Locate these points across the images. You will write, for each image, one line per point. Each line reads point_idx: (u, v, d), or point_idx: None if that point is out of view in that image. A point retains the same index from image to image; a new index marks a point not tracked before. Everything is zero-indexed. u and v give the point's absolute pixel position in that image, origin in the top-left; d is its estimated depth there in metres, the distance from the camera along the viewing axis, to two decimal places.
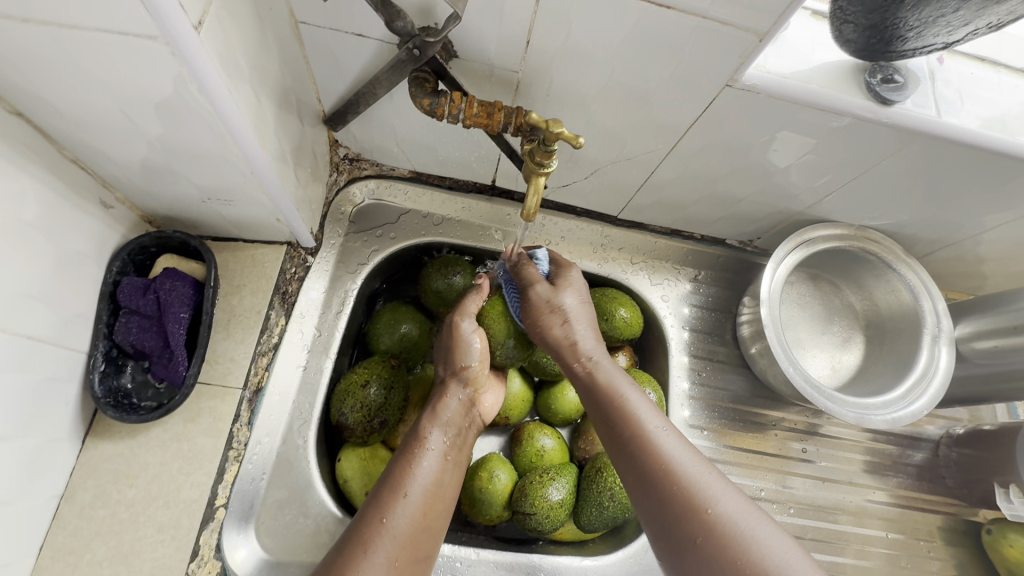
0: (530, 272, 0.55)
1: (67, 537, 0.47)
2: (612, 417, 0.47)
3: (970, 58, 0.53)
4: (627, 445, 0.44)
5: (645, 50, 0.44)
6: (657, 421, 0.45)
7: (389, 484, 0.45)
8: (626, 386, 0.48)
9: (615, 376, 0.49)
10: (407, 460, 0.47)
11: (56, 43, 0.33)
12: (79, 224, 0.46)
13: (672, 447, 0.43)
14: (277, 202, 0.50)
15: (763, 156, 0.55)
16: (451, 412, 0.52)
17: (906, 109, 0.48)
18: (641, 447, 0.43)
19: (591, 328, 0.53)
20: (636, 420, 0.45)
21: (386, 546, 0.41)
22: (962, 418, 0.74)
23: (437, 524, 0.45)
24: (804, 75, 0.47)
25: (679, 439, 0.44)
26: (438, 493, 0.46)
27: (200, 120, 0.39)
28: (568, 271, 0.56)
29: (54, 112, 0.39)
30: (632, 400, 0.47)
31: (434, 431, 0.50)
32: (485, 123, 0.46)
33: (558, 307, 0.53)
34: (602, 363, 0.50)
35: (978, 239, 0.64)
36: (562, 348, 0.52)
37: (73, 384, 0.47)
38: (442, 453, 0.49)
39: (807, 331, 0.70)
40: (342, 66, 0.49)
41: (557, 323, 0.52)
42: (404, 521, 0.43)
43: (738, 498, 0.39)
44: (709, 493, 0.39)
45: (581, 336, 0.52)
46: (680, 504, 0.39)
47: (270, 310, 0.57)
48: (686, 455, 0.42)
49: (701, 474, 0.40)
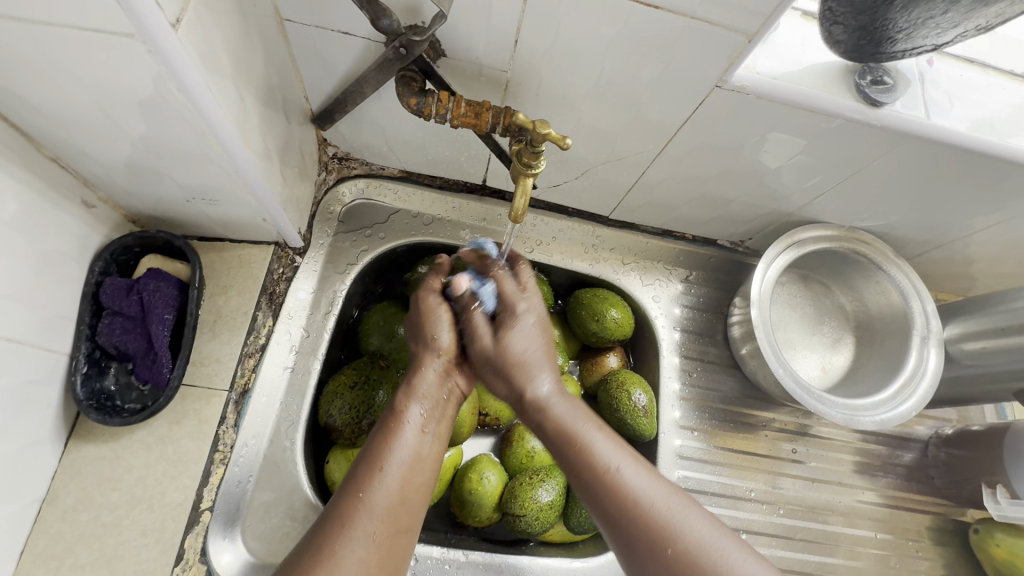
0: (478, 322, 0.50)
1: (49, 541, 0.46)
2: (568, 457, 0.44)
3: (960, 59, 0.53)
4: (587, 484, 0.42)
5: (634, 50, 0.43)
6: (613, 456, 0.43)
7: (365, 458, 0.43)
8: (583, 423, 0.45)
9: (568, 414, 0.46)
10: (384, 433, 0.45)
11: (30, 40, 0.32)
12: (59, 224, 0.46)
13: (636, 479, 0.41)
14: (263, 202, 0.50)
15: (754, 157, 0.55)
16: (428, 385, 0.48)
17: (896, 110, 0.47)
18: (605, 493, 0.41)
19: (542, 352, 0.50)
20: (596, 459, 0.42)
21: (365, 523, 0.39)
22: (950, 419, 0.74)
23: (417, 497, 0.43)
24: (794, 76, 0.46)
25: (642, 470, 0.42)
26: (417, 466, 0.44)
27: (181, 119, 0.38)
28: (516, 313, 0.50)
29: (31, 110, 0.38)
30: (593, 440, 0.44)
31: (413, 406, 0.46)
32: (473, 123, 0.46)
33: (506, 347, 0.49)
34: (555, 398, 0.47)
35: (967, 241, 0.64)
36: (517, 402, 0.49)
37: (54, 386, 0.47)
38: (421, 426, 0.46)
39: (798, 332, 0.70)
40: (329, 65, 0.48)
41: (502, 383, 0.49)
42: (382, 497, 0.41)
43: (708, 525, 0.39)
44: (678, 522, 0.39)
45: (533, 355, 0.49)
46: (649, 535, 0.39)
47: (257, 311, 0.56)
48: (653, 487, 0.41)
49: (670, 504, 0.40)
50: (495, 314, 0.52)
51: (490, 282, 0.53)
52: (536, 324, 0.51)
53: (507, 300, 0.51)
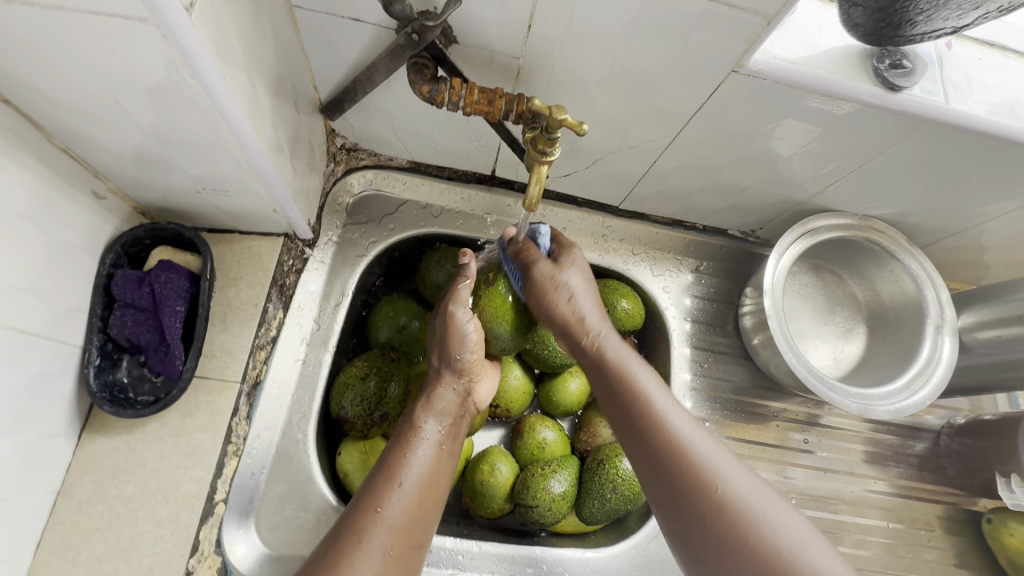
0: (542, 271, 0.51)
1: (65, 533, 0.46)
2: (617, 397, 0.46)
3: (978, 42, 0.52)
4: (633, 421, 0.44)
5: (649, 34, 0.43)
6: (662, 398, 0.45)
7: (382, 471, 0.45)
8: (634, 362, 0.48)
9: (620, 352, 0.49)
10: (400, 446, 0.47)
11: (43, 26, 0.31)
12: (70, 215, 0.45)
13: (681, 423, 0.43)
14: (273, 193, 0.49)
15: (768, 144, 0.54)
16: (445, 402, 0.51)
17: (915, 95, 0.47)
18: (651, 431, 0.43)
19: (591, 304, 0.51)
20: (646, 397, 0.45)
21: (381, 536, 0.40)
22: (962, 408, 0.74)
23: (431, 512, 0.44)
24: (811, 60, 0.46)
25: (686, 416, 0.44)
26: (432, 481, 0.45)
27: (193, 107, 0.38)
28: (563, 269, 0.51)
29: (43, 100, 0.38)
30: (641, 380, 0.46)
31: (428, 419, 0.49)
32: (486, 111, 0.45)
33: (555, 279, 0.51)
34: (606, 342, 0.49)
35: (982, 229, 0.63)
36: (567, 330, 0.50)
37: (67, 379, 0.47)
38: (437, 441, 0.48)
39: (809, 322, 0.70)
40: (339, 53, 0.48)
41: (560, 302, 0.50)
42: (398, 510, 0.42)
43: (751, 477, 0.40)
44: (722, 469, 0.40)
45: (584, 312, 0.50)
46: (691, 478, 0.40)
47: (268, 303, 0.56)
48: (693, 429, 0.43)
49: (712, 449, 0.41)
50: (552, 253, 0.54)
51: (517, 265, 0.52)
52: (581, 286, 0.51)
53: (543, 272, 0.51)
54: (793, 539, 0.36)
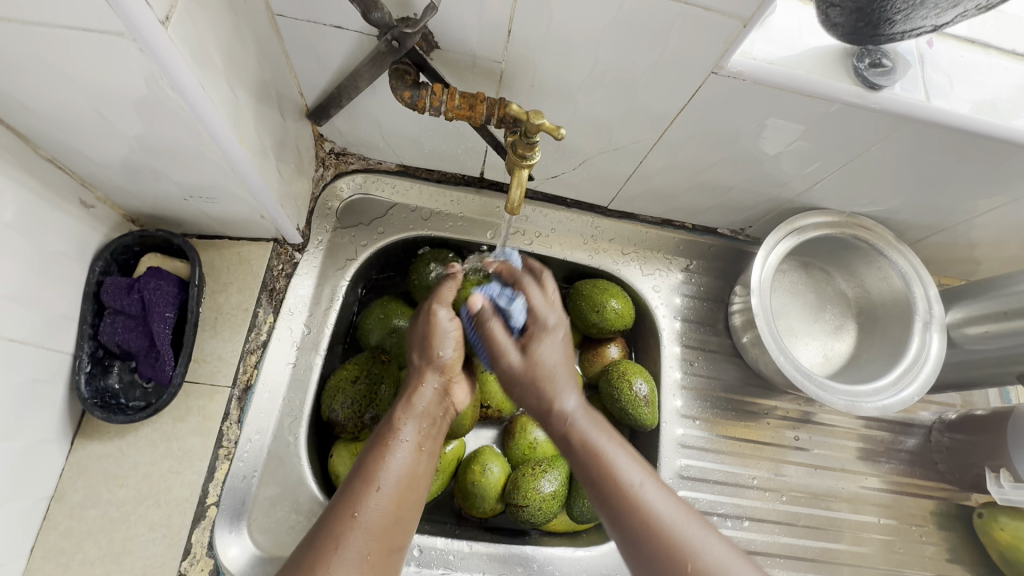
0: (497, 334, 0.50)
1: (59, 537, 0.47)
2: (590, 474, 0.44)
3: (960, 39, 0.52)
4: (607, 497, 0.43)
5: (629, 37, 0.43)
6: (636, 473, 0.44)
7: (358, 476, 0.44)
8: (604, 439, 0.46)
9: (591, 431, 0.47)
10: (378, 450, 0.45)
11: (22, 42, 0.32)
12: (59, 225, 0.46)
13: (657, 500, 0.42)
14: (260, 199, 0.50)
15: (752, 143, 0.54)
16: (424, 401, 0.50)
17: (895, 94, 0.47)
18: (626, 510, 0.42)
19: (567, 371, 0.49)
20: (619, 479, 0.43)
21: (356, 541, 0.40)
22: (954, 404, 0.74)
23: (408, 516, 0.44)
24: (791, 60, 0.46)
25: (661, 489, 0.43)
26: (410, 484, 0.45)
27: (175, 117, 0.38)
28: (540, 334, 0.50)
29: (28, 114, 0.38)
30: (615, 459, 0.44)
31: (407, 423, 0.48)
32: (467, 116, 0.46)
33: (539, 363, 0.49)
34: (579, 414, 0.48)
35: (970, 225, 0.63)
36: (544, 412, 0.49)
37: (59, 386, 0.47)
38: (416, 445, 0.47)
39: (799, 319, 0.70)
40: (323, 60, 0.48)
41: (532, 394, 0.49)
42: (375, 514, 0.42)
43: (722, 544, 0.41)
44: (695, 542, 0.40)
45: (559, 370, 0.49)
46: (669, 560, 0.40)
47: (257, 308, 0.57)
48: (671, 506, 0.42)
49: (686, 522, 0.41)
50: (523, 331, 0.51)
51: (519, 296, 0.52)
52: (558, 349, 0.50)
53: (535, 311, 0.51)
54: None
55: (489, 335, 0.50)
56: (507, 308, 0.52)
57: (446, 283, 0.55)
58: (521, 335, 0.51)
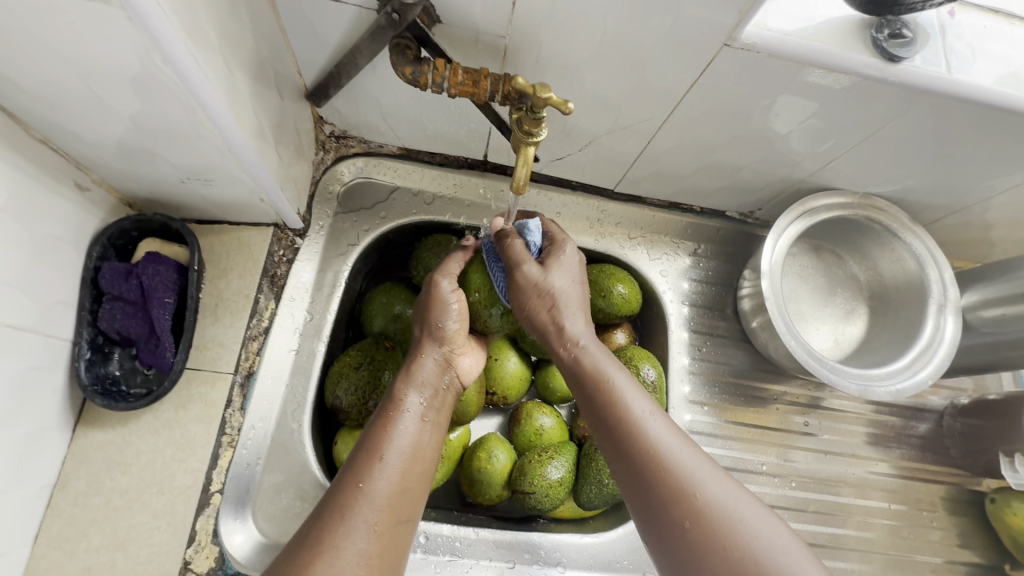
0: (517, 248, 0.50)
1: (63, 525, 0.47)
2: (590, 392, 0.45)
3: (983, 10, 0.50)
4: (612, 430, 0.43)
5: (638, 9, 0.41)
6: (641, 405, 0.43)
7: (364, 449, 0.43)
8: (612, 367, 0.46)
9: (600, 356, 0.47)
10: (383, 422, 0.45)
11: (5, 13, 0.31)
12: (54, 209, 0.45)
13: (659, 431, 0.42)
14: (259, 181, 0.49)
15: (764, 122, 0.52)
16: (426, 372, 0.49)
17: (915, 66, 0.45)
18: (627, 431, 0.42)
19: (579, 296, 0.51)
20: (624, 404, 0.43)
21: (366, 512, 0.39)
22: (966, 388, 0.73)
23: (417, 488, 0.43)
24: (807, 32, 0.44)
25: (665, 423, 0.42)
26: (416, 455, 0.44)
27: (169, 94, 0.37)
28: (562, 247, 0.52)
29: (16, 91, 0.37)
30: (618, 383, 0.45)
31: (411, 393, 0.47)
32: (471, 92, 0.44)
33: (548, 282, 0.49)
34: (588, 340, 0.49)
35: (986, 205, 0.62)
36: (553, 334, 0.49)
37: (58, 373, 0.46)
38: (421, 415, 0.46)
39: (809, 303, 0.69)
40: (321, 37, 0.47)
41: (545, 307, 0.49)
42: (383, 485, 0.41)
43: (726, 481, 0.39)
44: (698, 479, 0.39)
45: (569, 295, 0.50)
46: (664, 486, 0.39)
47: (259, 293, 0.56)
48: (673, 437, 0.41)
49: (690, 459, 0.40)
50: (540, 253, 0.52)
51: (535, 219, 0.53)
52: (571, 286, 0.51)
53: (556, 236, 0.53)
54: (768, 545, 0.36)
55: (510, 252, 0.50)
56: (525, 228, 0.52)
57: (454, 254, 0.54)
58: (539, 258, 0.52)
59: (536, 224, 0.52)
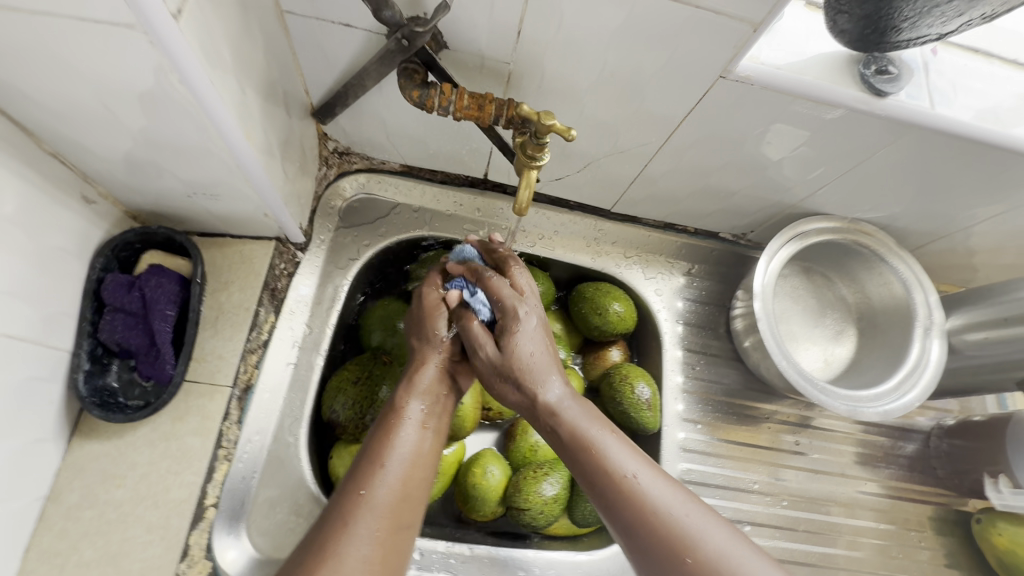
0: (474, 330, 0.50)
1: (54, 538, 0.46)
2: (585, 472, 0.43)
3: (963, 48, 0.53)
4: (603, 494, 0.41)
5: (637, 41, 0.43)
6: (630, 464, 0.42)
7: (365, 456, 0.43)
8: (597, 430, 0.44)
9: (581, 419, 0.45)
10: (384, 429, 0.45)
11: (29, 32, 0.32)
12: (61, 221, 0.45)
13: (652, 487, 0.40)
14: (264, 196, 0.49)
15: (756, 149, 0.54)
16: (428, 380, 0.49)
17: (900, 100, 0.47)
18: (619, 499, 0.40)
19: (548, 355, 0.49)
20: (611, 466, 0.42)
21: (368, 519, 0.39)
22: (952, 410, 0.75)
23: (418, 494, 0.43)
24: (798, 66, 0.46)
25: (655, 475, 0.41)
26: (417, 462, 0.44)
27: (182, 113, 0.38)
28: (512, 272, 0.53)
29: (30, 105, 0.38)
30: (605, 448, 0.43)
31: (412, 401, 0.47)
32: (476, 116, 0.46)
33: (517, 353, 0.48)
34: (567, 402, 0.46)
35: (968, 232, 0.64)
36: (529, 408, 0.48)
37: (57, 383, 0.46)
38: (421, 422, 0.46)
39: (800, 324, 0.70)
40: (330, 58, 0.48)
41: (511, 389, 0.48)
42: (384, 493, 0.41)
43: (724, 529, 0.38)
44: (695, 530, 0.38)
45: (540, 360, 0.48)
46: (667, 545, 0.37)
47: (259, 306, 0.56)
48: (667, 493, 0.40)
49: (682, 509, 0.39)
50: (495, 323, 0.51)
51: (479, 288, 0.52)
52: (539, 327, 0.50)
53: (505, 305, 0.50)
54: None
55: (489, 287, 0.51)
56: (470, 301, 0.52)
57: (425, 287, 0.54)
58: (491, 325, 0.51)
59: (469, 249, 0.56)
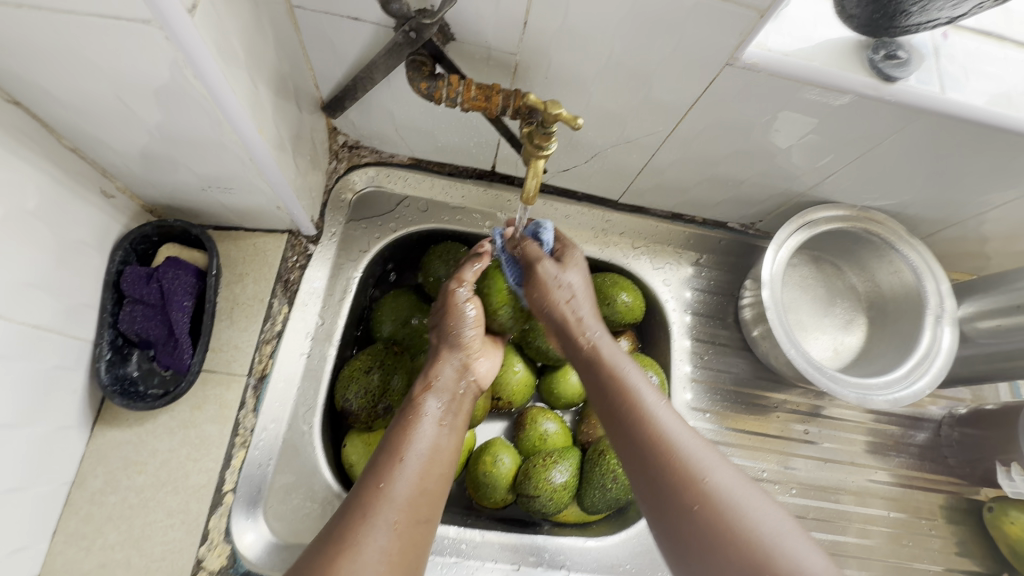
0: (532, 251, 0.53)
1: (80, 522, 0.48)
2: (612, 402, 0.47)
3: (976, 32, 0.52)
4: (623, 421, 0.45)
5: (643, 30, 0.43)
6: (653, 397, 0.46)
7: (384, 451, 0.44)
8: (626, 367, 0.49)
9: (613, 355, 0.50)
10: (401, 427, 0.46)
11: (52, 29, 0.33)
12: (80, 214, 0.47)
13: (670, 422, 0.44)
14: (276, 189, 0.50)
15: (764, 137, 0.54)
16: (444, 377, 0.50)
17: (910, 86, 0.47)
18: (637, 424, 0.44)
19: (591, 308, 0.53)
20: (635, 395, 0.46)
21: (387, 513, 0.39)
22: (964, 398, 0.74)
23: (435, 489, 0.43)
24: (805, 52, 0.46)
25: (675, 415, 0.45)
26: (434, 458, 0.44)
27: (196, 108, 0.39)
28: (568, 265, 0.54)
29: (50, 100, 0.39)
30: (632, 378, 0.48)
31: (429, 398, 0.48)
32: (484, 106, 0.46)
33: (557, 297, 0.52)
34: (602, 342, 0.51)
35: (982, 219, 0.63)
36: (568, 336, 0.52)
37: (80, 373, 0.48)
38: (438, 419, 0.47)
39: (809, 313, 0.70)
40: (339, 51, 0.49)
41: (563, 299, 0.52)
42: (403, 487, 0.41)
43: (734, 473, 0.41)
44: (705, 465, 0.41)
45: (581, 296, 0.53)
46: (675, 472, 0.41)
47: (272, 298, 0.57)
48: (684, 431, 0.44)
49: (696, 446, 0.42)
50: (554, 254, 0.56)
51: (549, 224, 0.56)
52: (580, 287, 0.54)
53: (567, 246, 0.56)
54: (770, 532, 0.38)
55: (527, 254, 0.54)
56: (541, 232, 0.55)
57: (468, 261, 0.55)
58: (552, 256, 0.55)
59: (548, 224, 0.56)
